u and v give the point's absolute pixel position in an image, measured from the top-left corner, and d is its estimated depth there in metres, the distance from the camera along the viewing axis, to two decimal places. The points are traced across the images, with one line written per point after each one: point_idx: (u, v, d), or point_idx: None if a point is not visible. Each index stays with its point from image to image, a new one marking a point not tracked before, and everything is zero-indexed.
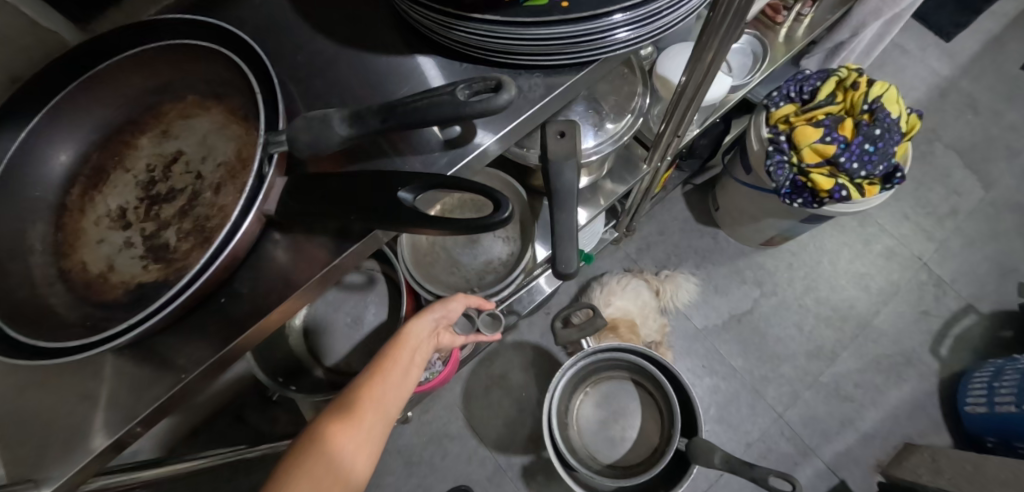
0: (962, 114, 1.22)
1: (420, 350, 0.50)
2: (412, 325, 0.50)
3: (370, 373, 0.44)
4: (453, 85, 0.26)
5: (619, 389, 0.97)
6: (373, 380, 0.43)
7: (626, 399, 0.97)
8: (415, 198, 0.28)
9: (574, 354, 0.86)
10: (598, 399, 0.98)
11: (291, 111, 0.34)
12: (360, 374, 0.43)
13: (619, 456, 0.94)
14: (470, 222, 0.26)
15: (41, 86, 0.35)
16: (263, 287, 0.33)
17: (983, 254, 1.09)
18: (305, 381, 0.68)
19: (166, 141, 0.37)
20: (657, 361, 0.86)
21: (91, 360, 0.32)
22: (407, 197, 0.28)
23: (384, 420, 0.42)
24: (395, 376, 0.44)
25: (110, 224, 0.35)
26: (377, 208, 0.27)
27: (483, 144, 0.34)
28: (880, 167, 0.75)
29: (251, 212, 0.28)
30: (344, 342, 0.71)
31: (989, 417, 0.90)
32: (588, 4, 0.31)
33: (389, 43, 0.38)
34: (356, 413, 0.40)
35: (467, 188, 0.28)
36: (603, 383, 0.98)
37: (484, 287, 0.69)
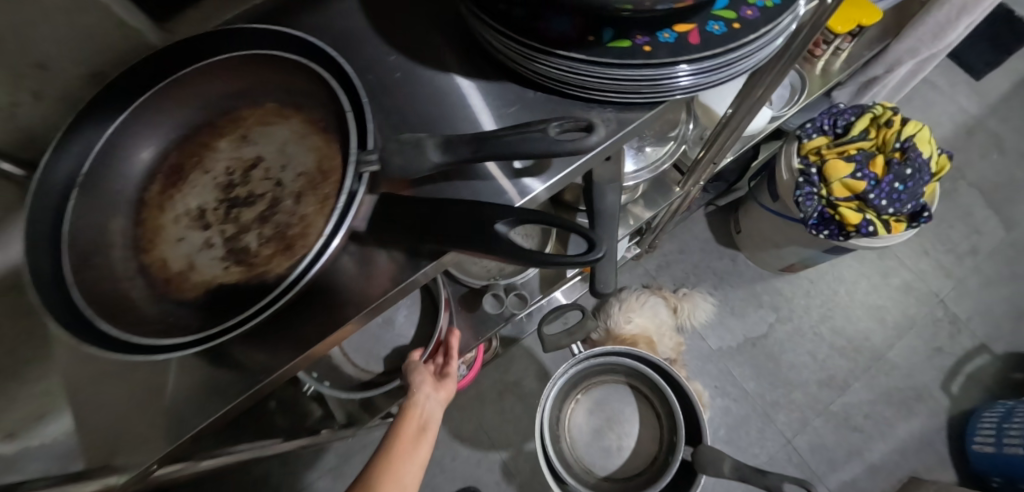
0: (987, 154, 1.23)
1: (426, 408, 0.55)
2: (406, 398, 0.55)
3: (388, 442, 0.50)
4: (544, 121, 0.28)
5: (611, 394, 0.98)
6: (391, 448, 0.49)
7: (616, 404, 0.97)
8: (510, 230, 0.29)
9: (566, 361, 0.86)
10: (591, 406, 0.98)
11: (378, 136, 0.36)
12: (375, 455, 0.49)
13: (616, 466, 0.94)
14: (568, 258, 0.29)
15: (131, 85, 0.37)
16: (341, 297, 0.34)
17: (1001, 294, 1.10)
18: (338, 378, 0.69)
19: (245, 145, 0.38)
20: (647, 361, 0.87)
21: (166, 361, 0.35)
22: (504, 229, 0.28)
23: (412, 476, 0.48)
24: (410, 442, 0.50)
25: (190, 223, 0.36)
26: (475, 237, 0.28)
27: (534, 190, 0.35)
28: (908, 205, 0.77)
29: (342, 229, 0.29)
30: (375, 344, 0.72)
31: (997, 458, 0.91)
32: (670, 50, 0.31)
33: (463, 66, 0.39)
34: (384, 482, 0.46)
35: (552, 222, 0.30)
36: (596, 389, 0.98)
37: (506, 277, 0.75)
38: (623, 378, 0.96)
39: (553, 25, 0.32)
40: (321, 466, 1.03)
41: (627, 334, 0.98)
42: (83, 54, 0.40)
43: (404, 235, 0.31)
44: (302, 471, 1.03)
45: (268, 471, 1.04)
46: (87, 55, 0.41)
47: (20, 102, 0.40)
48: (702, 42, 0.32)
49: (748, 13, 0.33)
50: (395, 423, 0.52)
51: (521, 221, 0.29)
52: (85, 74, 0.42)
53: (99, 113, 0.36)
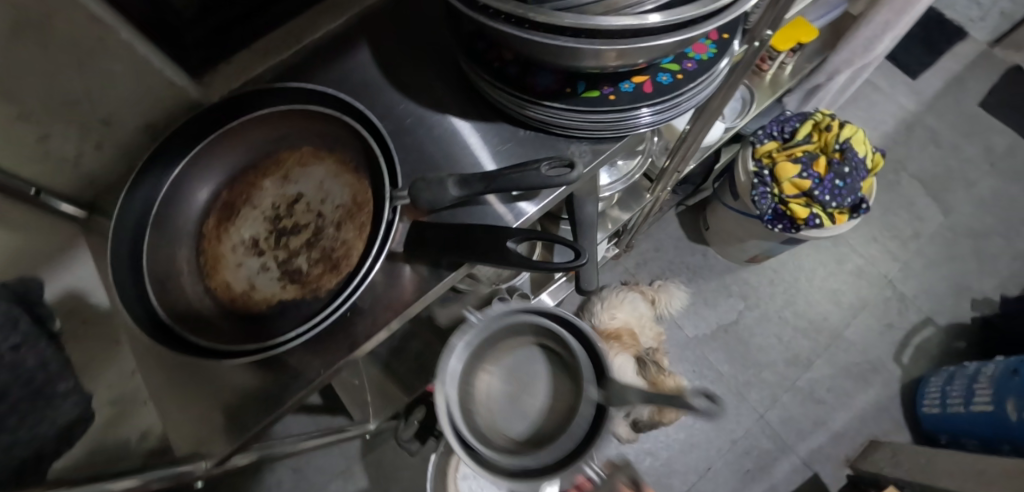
0: (926, 146, 1.36)
1: None
2: None
3: None
4: (537, 161, 0.36)
5: (531, 371, 0.52)
6: None
7: (544, 394, 0.51)
8: (518, 246, 0.37)
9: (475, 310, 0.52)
10: (503, 400, 0.51)
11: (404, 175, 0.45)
12: None
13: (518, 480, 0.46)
14: (563, 264, 0.37)
15: (188, 137, 0.44)
16: (381, 304, 0.42)
17: (941, 274, 1.23)
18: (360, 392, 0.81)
19: (287, 184, 0.45)
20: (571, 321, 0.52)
21: (238, 368, 0.43)
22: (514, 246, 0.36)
23: None
24: None
25: (246, 250, 0.43)
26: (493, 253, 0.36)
27: (527, 211, 0.43)
28: (848, 199, 0.88)
29: (384, 253, 0.37)
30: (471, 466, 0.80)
31: (942, 417, 1.03)
32: (629, 98, 0.41)
33: (463, 108, 0.48)
34: None
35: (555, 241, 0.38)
36: (506, 357, 0.52)
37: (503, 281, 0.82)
38: (541, 346, 0.52)
39: (539, 83, 0.41)
40: (328, 469, 1.09)
41: (611, 328, 1.03)
42: (139, 109, 0.47)
43: (429, 252, 0.39)
44: (311, 475, 1.09)
45: (277, 478, 1.09)
46: (144, 110, 0.48)
47: (85, 153, 0.47)
48: (655, 90, 0.41)
49: (688, 65, 0.43)
50: None
51: (525, 238, 0.37)
52: (139, 125, 0.49)
53: (164, 164, 0.43)
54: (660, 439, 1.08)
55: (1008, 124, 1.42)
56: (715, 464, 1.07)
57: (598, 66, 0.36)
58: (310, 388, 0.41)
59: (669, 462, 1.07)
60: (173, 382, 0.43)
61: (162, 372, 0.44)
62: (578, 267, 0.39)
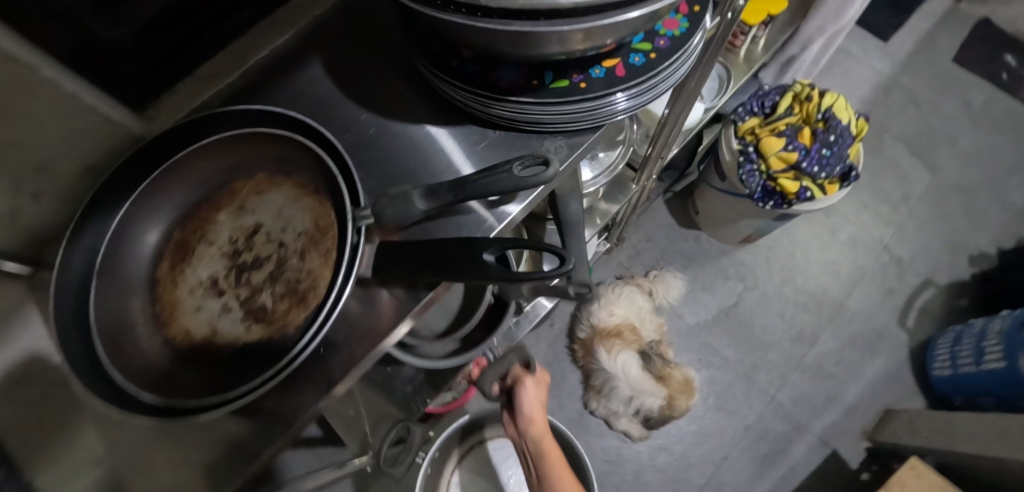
0: (906, 108, 1.35)
1: (533, 412, 0.71)
2: (529, 400, 0.71)
3: (547, 465, 0.70)
4: (508, 162, 0.33)
5: None
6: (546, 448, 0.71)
7: None
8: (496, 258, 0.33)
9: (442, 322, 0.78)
10: None
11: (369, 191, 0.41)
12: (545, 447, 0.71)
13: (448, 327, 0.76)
14: (551, 270, 0.33)
15: (129, 176, 0.40)
16: (357, 335, 0.39)
17: (935, 233, 1.21)
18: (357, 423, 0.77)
19: (243, 214, 0.41)
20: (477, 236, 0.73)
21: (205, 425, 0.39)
22: (490, 259, 0.33)
23: (545, 442, 0.71)
24: (550, 452, 0.70)
25: (204, 291, 0.39)
26: (469, 269, 0.32)
27: (510, 213, 0.40)
28: (837, 168, 0.86)
29: (351, 280, 0.34)
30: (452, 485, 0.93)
31: (954, 378, 1.01)
32: (601, 84, 0.38)
33: (427, 114, 0.44)
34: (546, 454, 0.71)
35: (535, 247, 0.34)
36: None
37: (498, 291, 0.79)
38: None
39: (504, 79, 0.38)
40: None
41: (610, 326, 1.02)
42: (75, 151, 0.43)
43: (403, 274, 0.36)
44: None
45: None
46: (81, 152, 0.44)
47: (20, 205, 0.43)
48: (628, 73, 0.38)
49: (661, 42, 0.40)
50: (547, 464, 0.70)
51: (503, 248, 0.34)
52: (78, 168, 0.45)
53: (106, 207, 0.39)
54: (673, 434, 1.05)
55: (983, 77, 1.41)
56: (731, 452, 1.04)
57: (564, 52, 0.33)
58: (290, 430, 0.37)
59: (684, 456, 1.04)
60: (141, 444, 0.39)
61: (133, 433, 0.40)
62: (565, 274, 0.34)
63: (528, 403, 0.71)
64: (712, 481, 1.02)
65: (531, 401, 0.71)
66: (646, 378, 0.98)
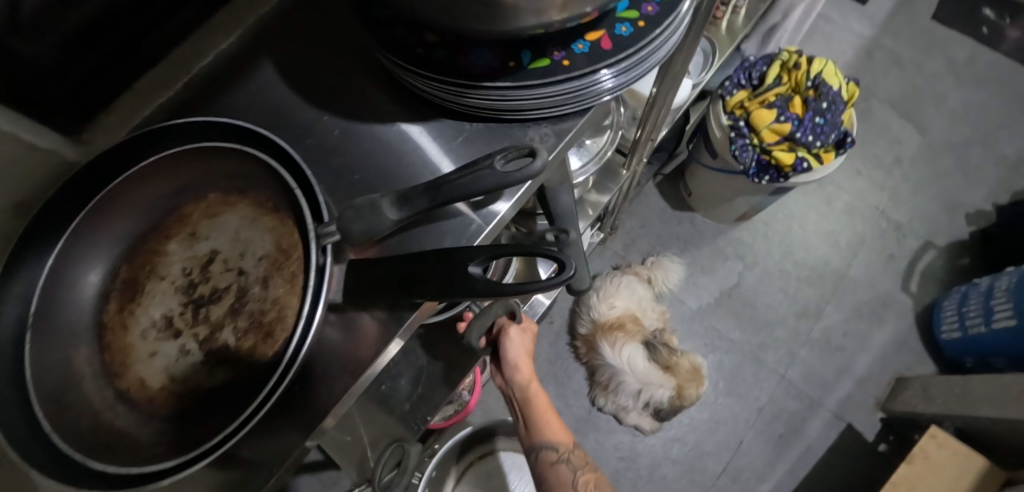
0: (889, 69, 1.33)
1: (520, 363, 0.67)
2: (515, 351, 0.66)
3: (536, 412, 0.70)
4: (489, 157, 0.29)
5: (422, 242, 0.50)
6: (535, 396, 0.70)
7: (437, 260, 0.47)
8: (483, 270, 0.29)
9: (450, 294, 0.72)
10: None
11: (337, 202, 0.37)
12: (534, 394, 0.70)
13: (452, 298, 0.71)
14: (550, 278, 0.28)
15: (58, 208, 0.34)
16: (337, 367, 0.34)
17: (930, 195, 1.19)
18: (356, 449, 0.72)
19: (196, 242, 0.36)
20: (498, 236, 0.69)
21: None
22: (476, 271, 0.28)
23: (533, 390, 0.70)
24: (539, 399, 0.70)
25: (159, 334, 0.34)
26: (451, 286, 0.28)
27: (499, 212, 0.36)
28: (832, 135, 0.83)
29: (320, 303, 0.30)
30: None
31: (963, 340, 0.99)
32: (586, 60, 0.34)
33: (396, 112, 0.40)
34: (535, 402, 0.70)
35: (528, 252, 0.30)
36: None
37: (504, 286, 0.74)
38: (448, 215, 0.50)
39: (478, 64, 0.34)
40: None
41: (612, 318, 0.98)
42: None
43: (384, 296, 0.32)
44: None
45: None
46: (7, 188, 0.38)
47: None
48: (615, 45, 0.34)
49: (649, 9, 0.36)
50: (536, 410, 0.70)
51: (492, 258, 0.29)
52: None
53: (33, 246, 0.33)
54: (685, 423, 1.02)
55: (963, 32, 1.39)
56: (745, 436, 1.01)
57: (541, 26, 0.29)
58: (285, 464, 0.32)
59: (698, 445, 1.01)
60: None
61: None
62: (566, 282, 0.29)
63: (513, 353, 0.67)
64: (729, 468, 1.00)
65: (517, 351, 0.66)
66: (654, 370, 0.94)
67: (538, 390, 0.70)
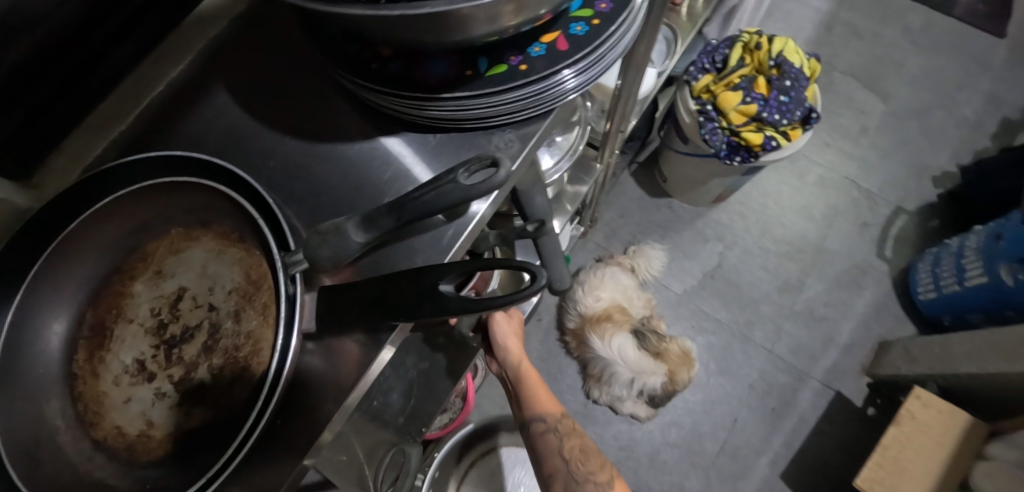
0: (849, 42, 1.35)
1: (507, 343, 0.72)
2: (502, 330, 0.71)
3: (526, 388, 0.71)
4: (451, 171, 0.29)
5: None
6: (524, 373, 0.72)
7: None
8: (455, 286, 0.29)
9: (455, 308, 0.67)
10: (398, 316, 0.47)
11: (301, 228, 0.36)
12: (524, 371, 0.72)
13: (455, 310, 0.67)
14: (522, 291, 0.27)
15: (14, 259, 0.32)
16: (317, 396, 0.32)
17: (897, 161, 1.22)
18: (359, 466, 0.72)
19: (163, 281, 0.35)
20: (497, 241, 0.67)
21: None
22: (447, 289, 0.28)
23: (524, 368, 0.72)
24: (529, 375, 0.72)
25: (132, 379, 0.33)
26: (423, 306, 0.28)
27: (478, 211, 0.36)
28: (798, 112, 0.84)
29: (294, 334, 0.30)
30: None
31: (940, 300, 1.02)
32: (543, 63, 0.33)
33: (358, 130, 0.39)
34: (525, 378, 0.72)
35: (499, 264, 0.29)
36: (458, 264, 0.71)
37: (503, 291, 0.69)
38: None
39: (434, 77, 0.33)
40: None
41: (599, 311, 0.99)
42: None
43: (359, 321, 0.31)
44: None
45: None
46: None
47: None
48: (571, 46, 0.34)
49: (602, 7, 0.35)
50: (527, 387, 0.71)
51: (464, 273, 0.29)
52: None
53: None
54: (680, 407, 1.03)
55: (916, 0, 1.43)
56: (739, 413, 1.03)
57: (495, 32, 0.29)
58: None
59: (695, 427, 1.02)
60: None
61: None
62: (541, 290, 0.29)
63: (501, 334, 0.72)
64: (727, 447, 1.01)
65: (505, 333, 0.72)
66: (644, 358, 0.95)
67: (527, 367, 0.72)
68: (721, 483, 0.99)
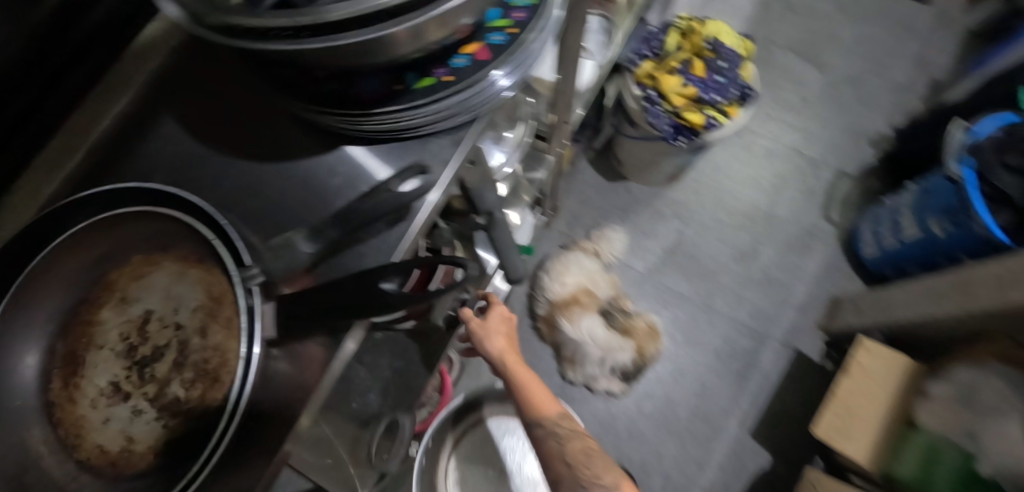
0: (785, 17, 1.42)
1: (498, 352, 0.74)
2: (489, 342, 0.73)
3: (524, 395, 0.74)
4: (388, 181, 0.35)
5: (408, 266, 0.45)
6: (520, 381, 0.74)
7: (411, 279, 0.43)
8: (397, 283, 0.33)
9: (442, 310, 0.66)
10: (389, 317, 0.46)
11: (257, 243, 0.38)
12: (520, 378, 0.75)
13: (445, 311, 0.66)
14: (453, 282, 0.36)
15: None
16: (286, 399, 0.34)
17: (837, 128, 1.29)
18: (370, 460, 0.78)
19: (128, 306, 0.37)
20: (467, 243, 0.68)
21: None
22: (389, 287, 0.33)
23: (519, 375, 0.74)
24: (524, 381, 0.75)
25: (109, 400, 0.35)
26: (370, 303, 0.31)
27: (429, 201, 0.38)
28: (734, 90, 0.89)
29: (256, 343, 0.33)
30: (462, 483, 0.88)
31: (883, 255, 1.09)
32: (468, 73, 0.37)
33: (303, 147, 0.42)
34: (522, 386, 0.74)
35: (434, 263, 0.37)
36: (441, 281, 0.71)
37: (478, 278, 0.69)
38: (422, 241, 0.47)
39: (369, 95, 0.36)
40: None
41: (567, 295, 1.04)
42: None
43: (315, 323, 0.34)
44: None
45: None
46: None
47: None
48: (491, 55, 0.37)
49: (518, 16, 0.39)
50: (524, 394, 0.75)
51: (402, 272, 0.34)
52: None
53: None
54: (653, 379, 1.08)
55: None
56: (707, 379, 1.09)
57: (419, 49, 0.32)
58: None
59: (668, 397, 1.08)
60: None
61: None
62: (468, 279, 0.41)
63: (490, 343, 0.73)
64: (698, 411, 1.07)
65: (488, 333, 0.74)
66: (612, 336, 1.00)
67: (523, 372, 0.75)
68: (696, 446, 1.04)
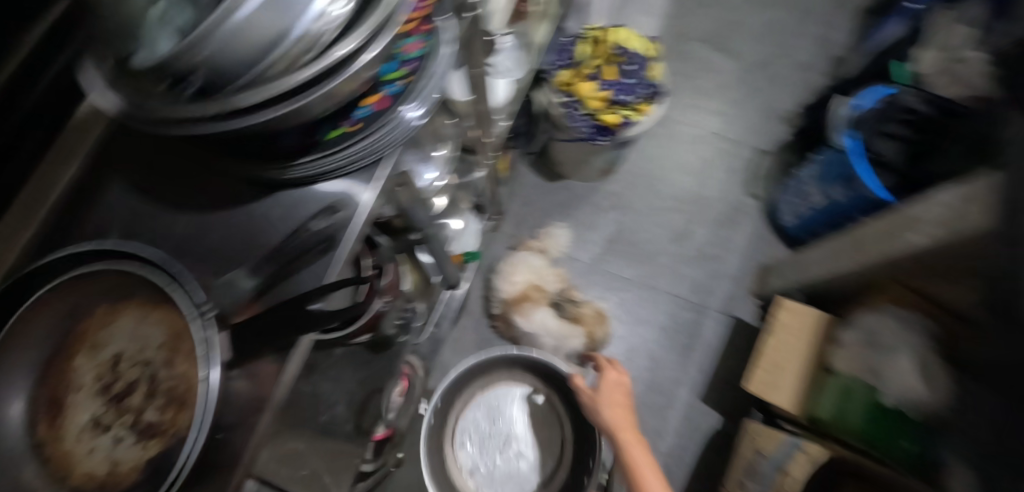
0: (696, 11, 1.54)
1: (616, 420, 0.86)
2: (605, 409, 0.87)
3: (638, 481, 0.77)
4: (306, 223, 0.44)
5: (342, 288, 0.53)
6: (635, 463, 0.79)
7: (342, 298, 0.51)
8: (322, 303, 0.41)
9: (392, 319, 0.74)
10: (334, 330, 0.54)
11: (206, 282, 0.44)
12: (637, 455, 0.80)
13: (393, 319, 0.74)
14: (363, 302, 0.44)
15: None
16: (246, 411, 0.40)
17: (752, 109, 1.41)
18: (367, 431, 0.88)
19: (100, 351, 0.42)
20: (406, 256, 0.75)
21: None
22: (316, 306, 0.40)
23: (635, 447, 0.81)
24: (636, 451, 0.81)
25: (92, 433, 0.41)
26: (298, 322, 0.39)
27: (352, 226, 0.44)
28: (643, 90, 0.99)
29: (215, 368, 0.39)
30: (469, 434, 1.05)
31: (800, 222, 1.20)
32: (370, 120, 0.46)
33: (241, 193, 0.48)
34: (637, 467, 0.79)
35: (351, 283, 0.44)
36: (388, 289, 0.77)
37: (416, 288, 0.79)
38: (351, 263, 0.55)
39: (286, 147, 0.45)
40: None
41: (518, 293, 1.11)
42: None
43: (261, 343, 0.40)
44: None
45: None
46: None
47: None
48: (388, 104, 0.47)
49: (410, 67, 0.48)
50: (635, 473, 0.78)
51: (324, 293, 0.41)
52: None
53: None
54: (608, 360, 1.17)
55: None
56: (657, 353, 1.18)
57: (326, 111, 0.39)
58: None
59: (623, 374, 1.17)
60: None
61: None
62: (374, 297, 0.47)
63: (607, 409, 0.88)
64: (652, 384, 1.16)
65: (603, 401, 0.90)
66: (563, 325, 1.09)
67: (642, 459, 0.80)
68: (653, 416, 1.14)
